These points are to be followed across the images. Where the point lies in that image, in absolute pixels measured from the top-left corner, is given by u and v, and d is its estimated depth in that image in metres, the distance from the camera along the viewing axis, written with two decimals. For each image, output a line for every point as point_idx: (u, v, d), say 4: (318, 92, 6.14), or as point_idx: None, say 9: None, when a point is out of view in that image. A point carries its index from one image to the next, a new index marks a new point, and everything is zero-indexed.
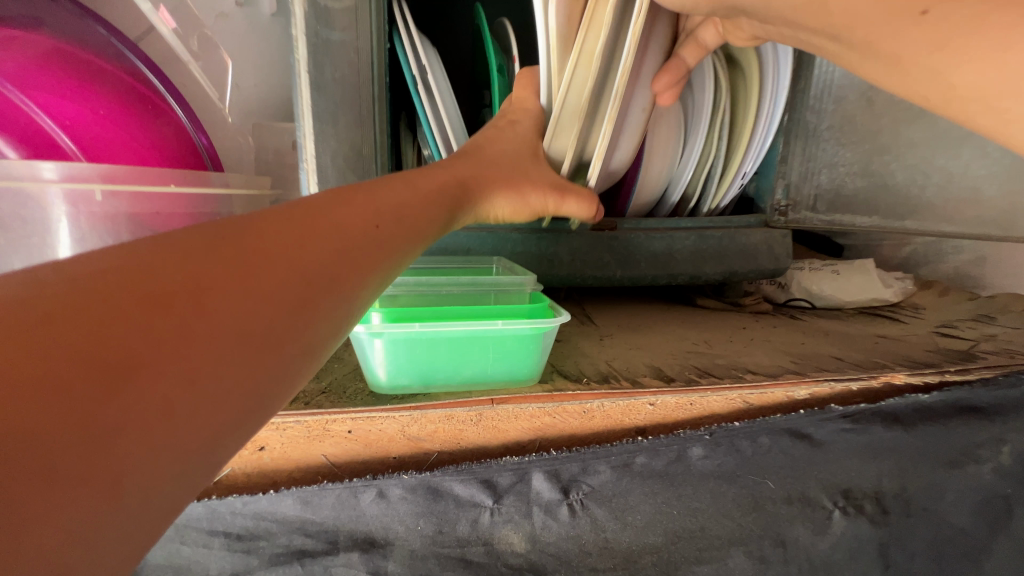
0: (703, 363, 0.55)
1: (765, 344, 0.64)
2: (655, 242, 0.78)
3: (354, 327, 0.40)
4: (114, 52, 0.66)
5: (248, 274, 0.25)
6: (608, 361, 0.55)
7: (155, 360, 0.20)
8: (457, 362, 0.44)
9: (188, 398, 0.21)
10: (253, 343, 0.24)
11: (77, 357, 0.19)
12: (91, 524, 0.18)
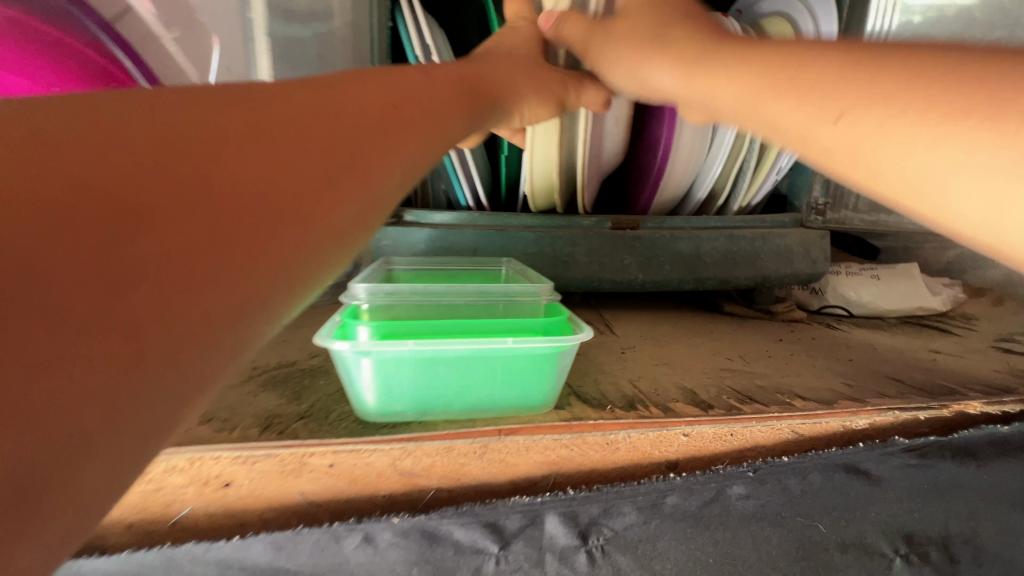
0: (742, 385, 0.48)
1: (807, 363, 0.56)
2: (680, 242, 0.71)
3: (336, 344, 0.34)
4: (76, 20, 0.59)
5: (255, 150, 0.22)
6: (632, 381, 0.48)
7: (145, 238, 0.18)
8: (458, 385, 0.37)
9: (210, 253, 0.19)
10: (268, 222, 0.21)
11: (54, 218, 0.17)
12: (106, 389, 0.16)
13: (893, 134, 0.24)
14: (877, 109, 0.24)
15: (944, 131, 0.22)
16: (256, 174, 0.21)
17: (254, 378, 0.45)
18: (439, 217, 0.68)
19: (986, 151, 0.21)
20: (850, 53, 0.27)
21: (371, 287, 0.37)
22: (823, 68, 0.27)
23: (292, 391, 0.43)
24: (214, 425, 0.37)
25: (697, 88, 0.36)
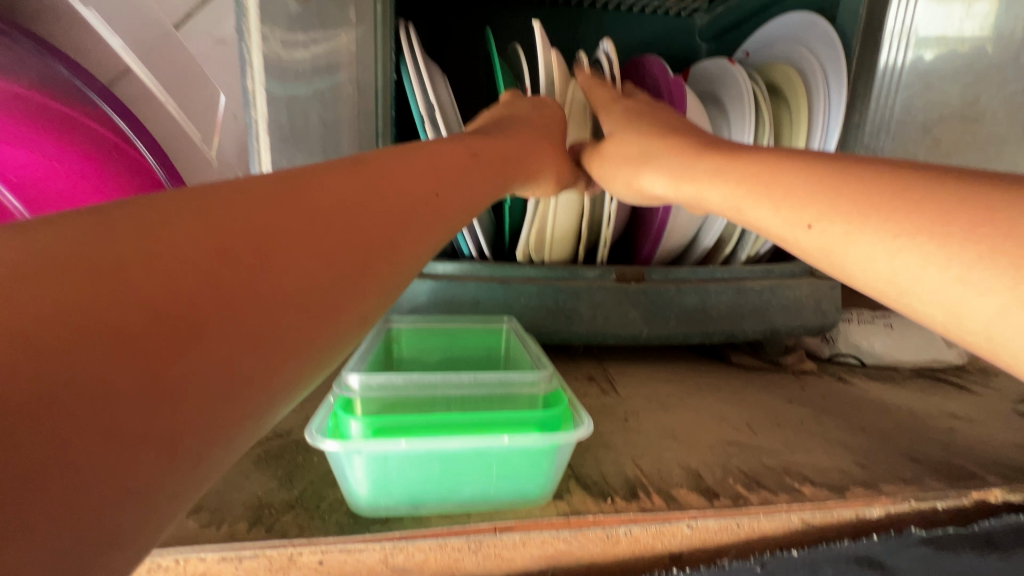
0: (749, 464, 0.46)
1: (818, 433, 0.54)
2: (687, 295, 0.69)
3: (327, 444, 0.33)
4: (74, 91, 0.73)
5: (301, 245, 0.25)
6: (635, 458, 0.46)
7: (216, 317, 0.21)
8: (451, 480, 0.36)
9: (250, 352, 0.22)
10: (298, 319, 0.24)
11: (142, 291, 0.20)
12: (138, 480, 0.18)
13: (857, 240, 0.28)
14: (843, 220, 0.29)
15: (897, 240, 0.26)
16: (306, 261, 0.25)
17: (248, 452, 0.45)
18: (442, 267, 0.67)
19: (940, 255, 0.25)
20: (808, 174, 0.32)
21: (364, 377, 0.36)
22: (788, 187, 0.32)
23: (284, 470, 0.42)
24: (201, 518, 0.36)
25: (685, 192, 0.41)
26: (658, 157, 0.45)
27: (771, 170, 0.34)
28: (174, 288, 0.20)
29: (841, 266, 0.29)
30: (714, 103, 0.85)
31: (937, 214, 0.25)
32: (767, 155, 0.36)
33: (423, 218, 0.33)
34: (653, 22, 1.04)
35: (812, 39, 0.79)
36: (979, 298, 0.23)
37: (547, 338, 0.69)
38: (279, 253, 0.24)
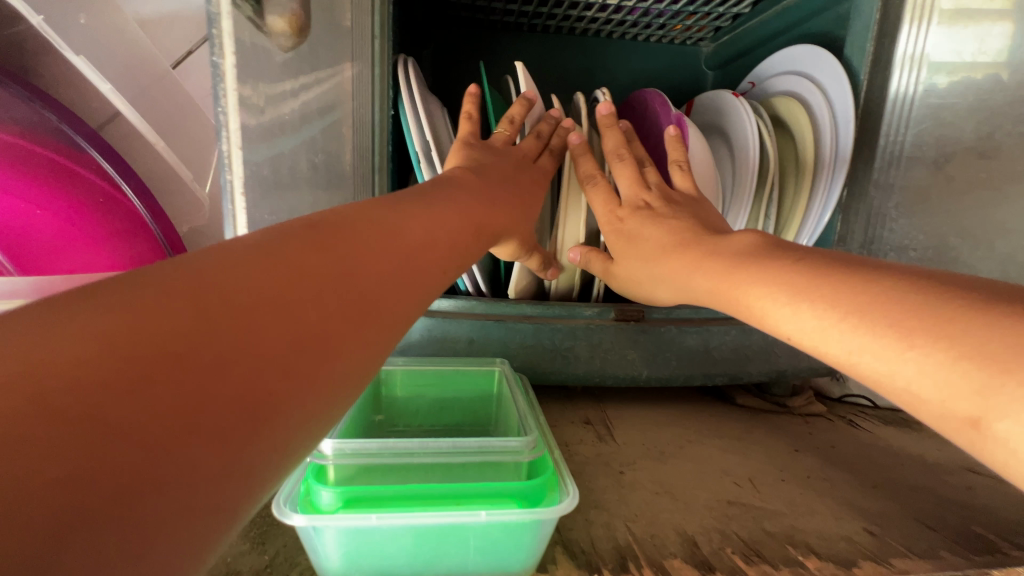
0: (748, 531, 0.43)
1: (824, 491, 0.51)
2: (689, 336, 0.67)
3: (293, 519, 0.31)
4: (62, 135, 0.74)
5: (360, 264, 0.27)
6: (627, 520, 0.44)
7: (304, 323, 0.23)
8: (427, 556, 0.34)
9: (329, 353, 0.23)
10: (363, 326, 0.26)
11: (239, 302, 0.21)
12: (246, 468, 0.19)
13: (820, 330, 0.31)
14: (811, 311, 0.32)
15: (856, 336, 0.29)
16: (346, 283, 0.26)
17: None
18: (435, 303, 0.64)
19: (895, 356, 0.27)
20: (786, 272, 0.36)
21: (338, 442, 0.35)
22: (766, 280, 0.36)
23: (258, 530, 0.40)
24: None
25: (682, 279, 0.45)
26: (661, 243, 0.50)
27: (751, 268, 0.38)
28: (245, 306, 0.21)
29: (816, 350, 0.32)
30: (717, 136, 0.84)
31: (892, 319, 0.27)
32: (758, 249, 0.41)
33: (442, 275, 0.35)
34: (657, 52, 1.04)
35: (819, 72, 0.77)
36: (931, 399, 0.25)
37: (543, 378, 0.68)
38: (323, 278, 0.25)
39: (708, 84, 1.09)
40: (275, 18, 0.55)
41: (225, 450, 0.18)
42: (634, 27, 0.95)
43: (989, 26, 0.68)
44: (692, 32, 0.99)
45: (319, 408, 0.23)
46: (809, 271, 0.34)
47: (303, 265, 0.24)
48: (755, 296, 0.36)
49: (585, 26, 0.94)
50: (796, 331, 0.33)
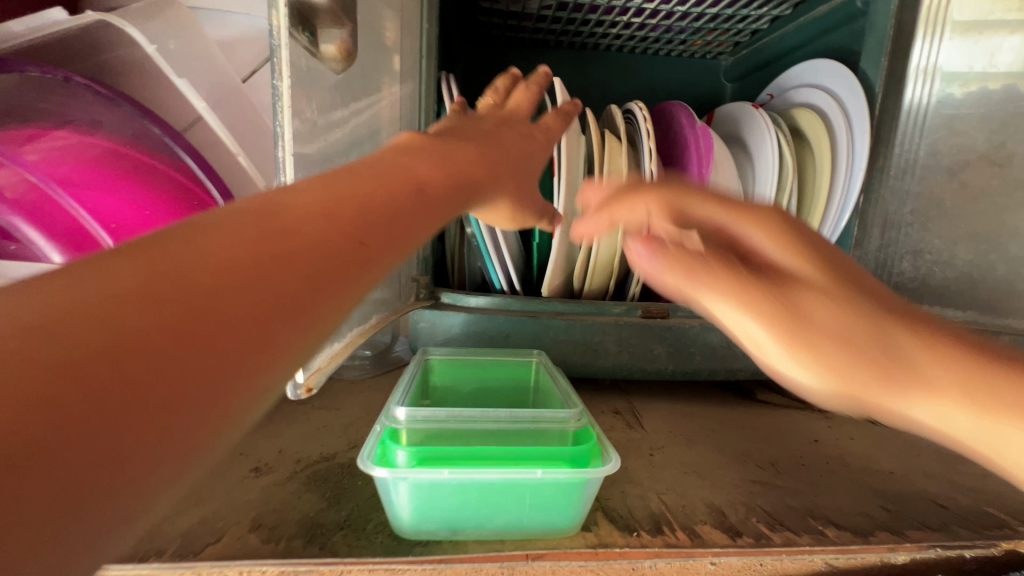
0: (772, 506, 0.47)
1: (844, 475, 0.55)
2: (712, 333, 0.71)
3: (377, 471, 0.36)
4: (165, 148, 0.72)
5: (313, 213, 0.22)
6: (659, 494, 0.48)
7: (214, 284, 0.18)
8: (488, 510, 0.39)
9: (247, 322, 0.18)
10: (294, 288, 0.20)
11: (121, 271, 0.17)
12: (118, 470, 0.15)
13: (903, 398, 0.31)
14: (894, 384, 0.32)
15: (948, 410, 0.30)
16: (281, 237, 0.21)
17: (299, 474, 0.49)
18: (474, 300, 0.71)
19: (993, 428, 0.29)
20: (866, 308, 0.33)
21: (411, 410, 0.41)
22: (854, 322, 0.33)
23: (332, 492, 0.46)
24: (261, 534, 0.40)
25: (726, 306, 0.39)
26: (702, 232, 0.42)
27: (791, 308, 0.35)
28: (129, 273, 0.17)
29: (888, 410, 0.33)
30: (737, 146, 0.89)
31: (982, 398, 0.29)
32: (806, 258, 0.36)
33: (350, 254, 0.23)
34: (678, 65, 1.09)
35: (837, 86, 0.81)
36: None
37: (573, 371, 0.73)
38: (251, 234, 0.20)
39: (727, 95, 1.13)
40: (328, 45, 0.50)
41: (76, 453, 0.14)
42: (656, 42, 1.01)
43: (999, 41, 0.72)
44: (712, 46, 1.04)
45: (229, 396, 0.17)
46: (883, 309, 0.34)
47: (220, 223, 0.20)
48: (811, 349, 0.34)
49: (610, 42, 1.00)
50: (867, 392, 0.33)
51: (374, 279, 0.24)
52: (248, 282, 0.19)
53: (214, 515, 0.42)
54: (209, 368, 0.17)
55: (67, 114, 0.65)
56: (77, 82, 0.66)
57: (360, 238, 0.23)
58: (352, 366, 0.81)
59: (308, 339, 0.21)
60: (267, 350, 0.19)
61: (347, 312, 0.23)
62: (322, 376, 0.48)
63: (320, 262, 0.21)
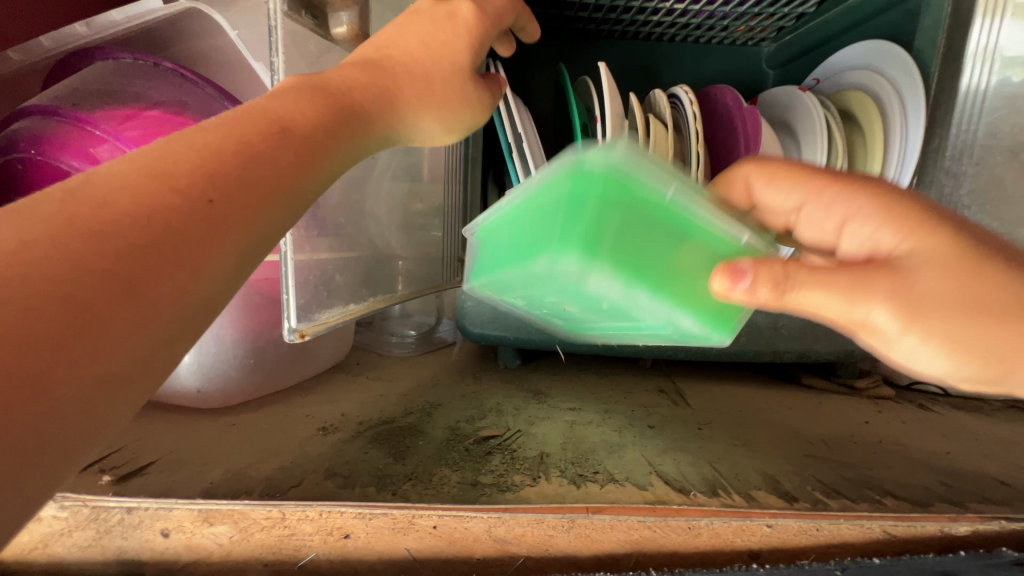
0: (827, 476, 0.47)
1: (899, 453, 0.54)
2: (759, 314, 0.71)
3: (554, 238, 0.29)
4: None
5: (192, 194, 0.25)
6: (712, 463, 0.49)
7: (88, 279, 0.21)
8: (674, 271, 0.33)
9: (127, 304, 0.22)
10: (178, 268, 0.24)
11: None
12: (30, 435, 0.20)
13: None
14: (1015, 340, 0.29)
15: None
16: (158, 220, 0.24)
17: (363, 433, 0.52)
18: None
19: None
20: (992, 323, 0.29)
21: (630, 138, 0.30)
22: (945, 278, 0.29)
23: (396, 450, 0.49)
24: (337, 481, 0.42)
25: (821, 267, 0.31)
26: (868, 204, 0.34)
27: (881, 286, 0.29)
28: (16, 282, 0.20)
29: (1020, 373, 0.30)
30: (786, 130, 0.87)
31: None
32: (964, 261, 0.29)
33: (199, 213, 0.25)
34: (718, 53, 1.08)
35: (889, 66, 0.79)
36: None
37: (615, 350, 0.74)
38: (136, 221, 0.23)
39: (768, 82, 1.12)
40: (340, 28, 0.51)
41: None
42: (698, 29, 1.00)
43: None
44: (755, 32, 1.03)
45: (117, 364, 0.22)
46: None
47: (108, 217, 0.23)
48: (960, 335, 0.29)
49: (651, 31, 1.00)
50: (1001, 354, 0.29)
51: (251, 219, 0.27)
52: (81, 272, 0.21)
53: (291, 465, 0.45)
54: (51, 355, 0.20)
55: (157, 99, 0.52)
56: (168, 68, 0.54)
57: (207, 196, 0.25)
58: (399, 344, 0.84)
59: (197, 307, 0.25)
60: (113, 329, 0.22)
61: (246, 251, 0.27)
62: (324, 330, 0.52)
63: (160, 232, 0.23)
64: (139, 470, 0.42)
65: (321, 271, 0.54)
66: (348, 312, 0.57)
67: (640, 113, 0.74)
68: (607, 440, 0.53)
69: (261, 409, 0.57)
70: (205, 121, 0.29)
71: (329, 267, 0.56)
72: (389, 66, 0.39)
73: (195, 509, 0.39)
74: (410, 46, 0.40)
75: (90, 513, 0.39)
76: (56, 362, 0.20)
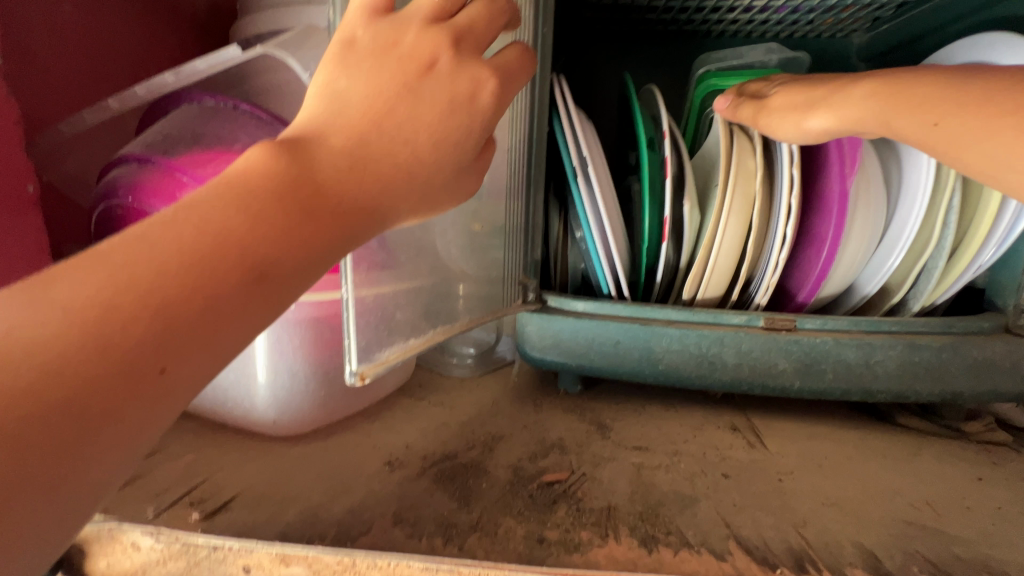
0: (935, 554, 0.42)
1: (1017, 524, 0.48)
2: (849, 349, 0.65)
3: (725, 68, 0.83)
4: None
5: (210, 325, 0.29)
6: (798, 527, 0.45)
7: (109, 404, 0.26)
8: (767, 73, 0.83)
9: (128, 419, 0.27)
10: (172, 388, 0.28)
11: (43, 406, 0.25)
12: (60, 523, 0.26)
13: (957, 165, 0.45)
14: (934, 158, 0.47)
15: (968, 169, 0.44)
16: (164, 347, 0.28)
17: (427, 470, 0.52)
18: (581, 305, 0.72)
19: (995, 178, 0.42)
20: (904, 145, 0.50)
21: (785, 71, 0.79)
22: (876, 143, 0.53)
23: (460, 493, 0.48)
24: (404, 529, 0.43)
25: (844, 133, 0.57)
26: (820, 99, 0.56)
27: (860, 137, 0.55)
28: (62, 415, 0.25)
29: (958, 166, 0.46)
30: (883, 140, 0.78)
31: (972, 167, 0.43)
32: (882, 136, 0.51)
33: (209, 346, 0.29)
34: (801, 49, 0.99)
35: None
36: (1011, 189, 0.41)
37: (684, 382, 0.70)
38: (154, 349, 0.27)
39: None
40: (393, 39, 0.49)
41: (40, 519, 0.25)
42: (778, 24, 0.90)
43: None
44: (845, 24, 0.92)
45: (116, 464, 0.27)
46: (893, 111, 0.48)
47: (129, 352, 0.27)
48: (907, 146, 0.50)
49: (723, 29, 0.92)
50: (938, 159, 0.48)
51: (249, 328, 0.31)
52: (103, 398, 0.26)
53: (360, 506, 0.46)
54: (9, 519, 0.24)
55: (240, 142, 0.54)
56: (246, 110, 0.57)
57: (158, 369, 0.27)
58: (459, 365, 0.85)
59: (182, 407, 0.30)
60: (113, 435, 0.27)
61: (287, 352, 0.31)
62: (384, 368, 0.53)
63: (124, 374, 0.27)
64: (222, 506, 0.44)
65: (383, 310, 0.54)
66: (408, 347, 0.58)
67: (726, 131, 0.70)
68: (678, 492, 0.50)
69: (329, 437, 0.59)
70: (239, 230, 0.31)
71: (390, 304, 0.56)
72: (457, 127, 0.39)
73: (274, 552, 0.40)
74: (428, 119, 0.38)
75: (181, 547, 0.41)
76: (72, 455, 0.25)
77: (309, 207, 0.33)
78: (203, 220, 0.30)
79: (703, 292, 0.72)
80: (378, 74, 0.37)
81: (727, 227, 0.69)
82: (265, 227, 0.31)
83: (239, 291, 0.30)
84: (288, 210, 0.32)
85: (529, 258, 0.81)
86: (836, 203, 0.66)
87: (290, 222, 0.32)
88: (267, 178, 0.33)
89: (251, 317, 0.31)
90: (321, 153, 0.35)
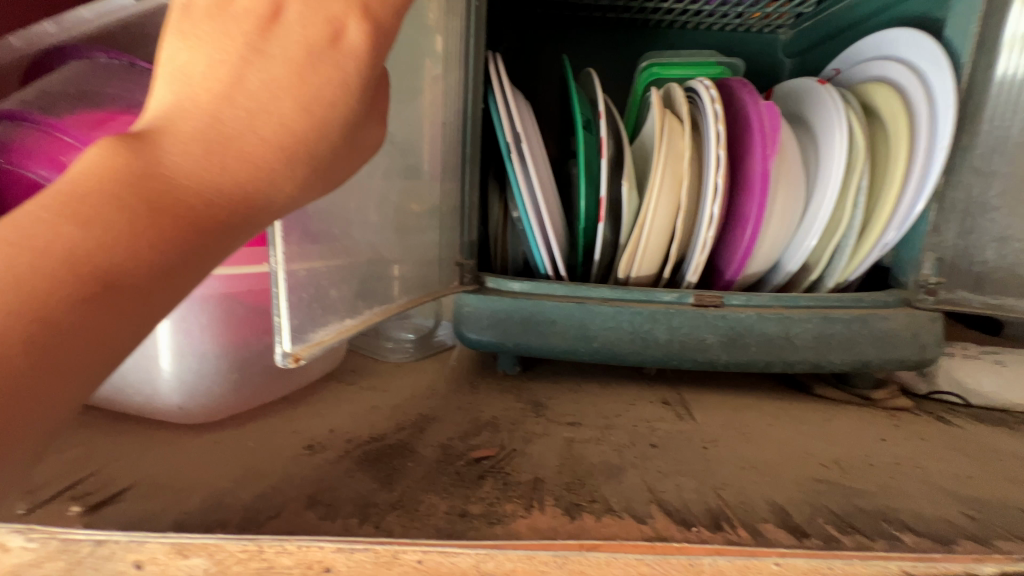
0: (840, 507, 0.44)
1: (914, 477, 0.51)
2: (770, 323, 0.68)
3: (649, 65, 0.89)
4: None
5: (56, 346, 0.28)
6: (717, 489, 0.46)
7: None
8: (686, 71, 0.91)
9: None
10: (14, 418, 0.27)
11: None
12: None
13: None
14: None
15: None
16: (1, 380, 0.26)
17: (350, 453, 0.50)
18: (517, 285, 0.72)
19: None
20: None
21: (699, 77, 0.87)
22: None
23: (383, 473, 0.46)
24: (317, 511, 0.40)
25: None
26: None
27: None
28: None
29: None
30: (802, 127, 0.82)
31: None
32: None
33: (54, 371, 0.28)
34: (732, 42, 1.03)
35: (918, 58, 0.73)
36: None
37: (618, 359, 0.70)
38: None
39: (785, 73, 1.06)
40: None
41: None
42: (710, 17, 0.94)
43: None
44: (771, 19, 0.97)
45: None
46: None
47: None
48: None
49: (659, 18, 0.94)
50: None
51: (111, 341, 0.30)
52: None
53: (271, 492, 0.43)
54: None
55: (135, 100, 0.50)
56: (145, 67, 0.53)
57: None
58: (396, 350, 0.82)
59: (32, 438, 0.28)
60: None
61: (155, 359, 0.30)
62: (321, 350, 0.50)
63: None
64: (111, 498, 0.40)
65: (316, 286, 0.51)
66: (345, 328, 0.55)
67: (658, 114, 0.71)
68: (607, 462, 0.51)
69: (245, 425, 0.55)
70: (80, 243, 0.29)
71: (323, 279, 0.53)
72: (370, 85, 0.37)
73: (167, 543, 0.37)
74: (336, 71, 0.36)
75: (57, 546, 0.36)
76: None
77: (160, 209, 0.31)
78: (34, 237, 0.28)
79: (637, 270, 0.73)
80: (223, 39, 0.35)
81: (659, 205, 0.70)
82: (106, 234, 0.29)
83: (85, 305, 0.29)
84: (133, 211, 0.30)
85: (467, 239, 0.76)
86: (757, 182, 0.69)
87: (135, 226, 0.30)
88: (109, 179, 0.31)
89: (110, 329, 0.30)
90: (176, 138, 0.33)
